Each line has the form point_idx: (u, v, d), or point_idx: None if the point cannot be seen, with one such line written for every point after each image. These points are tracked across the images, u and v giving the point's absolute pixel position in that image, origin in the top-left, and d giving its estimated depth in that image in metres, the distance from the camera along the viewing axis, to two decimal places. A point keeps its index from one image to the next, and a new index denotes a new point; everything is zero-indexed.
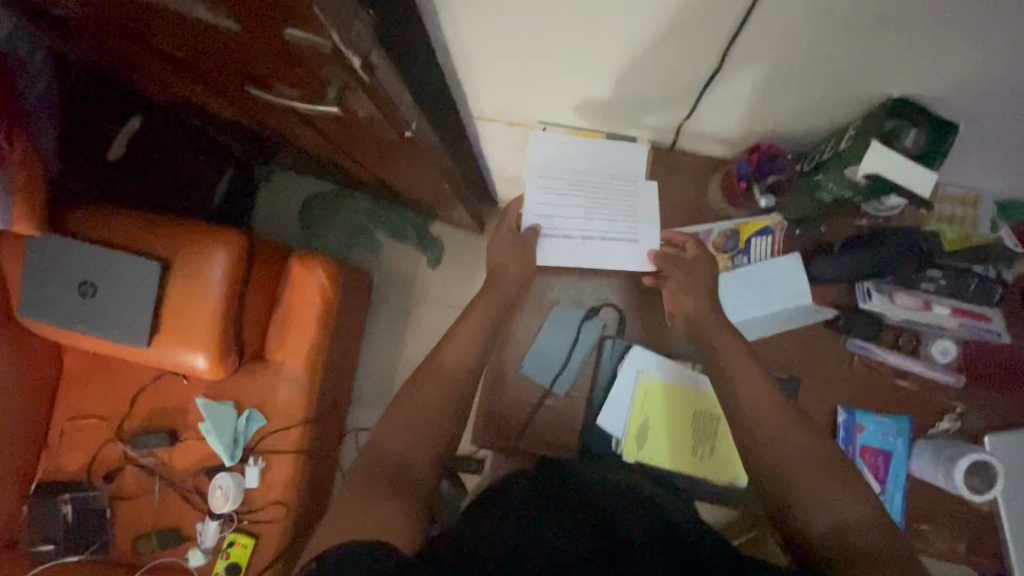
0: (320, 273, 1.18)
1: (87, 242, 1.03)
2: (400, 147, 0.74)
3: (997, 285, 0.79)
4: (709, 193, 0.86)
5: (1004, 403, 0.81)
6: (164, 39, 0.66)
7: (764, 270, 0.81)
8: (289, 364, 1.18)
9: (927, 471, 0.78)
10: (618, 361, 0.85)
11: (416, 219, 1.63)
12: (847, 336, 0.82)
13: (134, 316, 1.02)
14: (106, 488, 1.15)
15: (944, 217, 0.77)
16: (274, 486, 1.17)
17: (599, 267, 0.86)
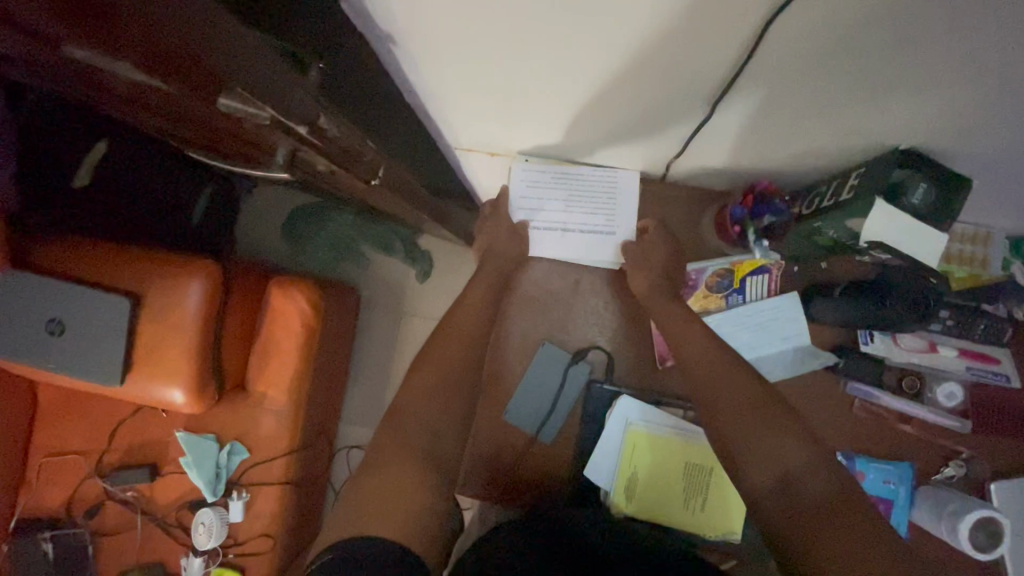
0: (300, 299, 1.14)
1: (53, 277, 0.98)
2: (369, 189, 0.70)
3: (1007, 325, 0.75)
4: (702, 228, 0.80)
5: (1014, 448, 0.76)
6: (108, 85, 0.61)
7: (759, 310, 0.77)
8: (270, 394, 1.14)
9: (931, 521, 0.74)
10: (607, 408, 0.79)
11: (403, 232, 1.55)
12: (848, 380, 0.77)
13: (105, 354, 0.99)
14: (88, 524, 1.12)
15: (955, 255, 0.71)
16: (259, 519, 1.14)
17: (586, 308, 0.81)
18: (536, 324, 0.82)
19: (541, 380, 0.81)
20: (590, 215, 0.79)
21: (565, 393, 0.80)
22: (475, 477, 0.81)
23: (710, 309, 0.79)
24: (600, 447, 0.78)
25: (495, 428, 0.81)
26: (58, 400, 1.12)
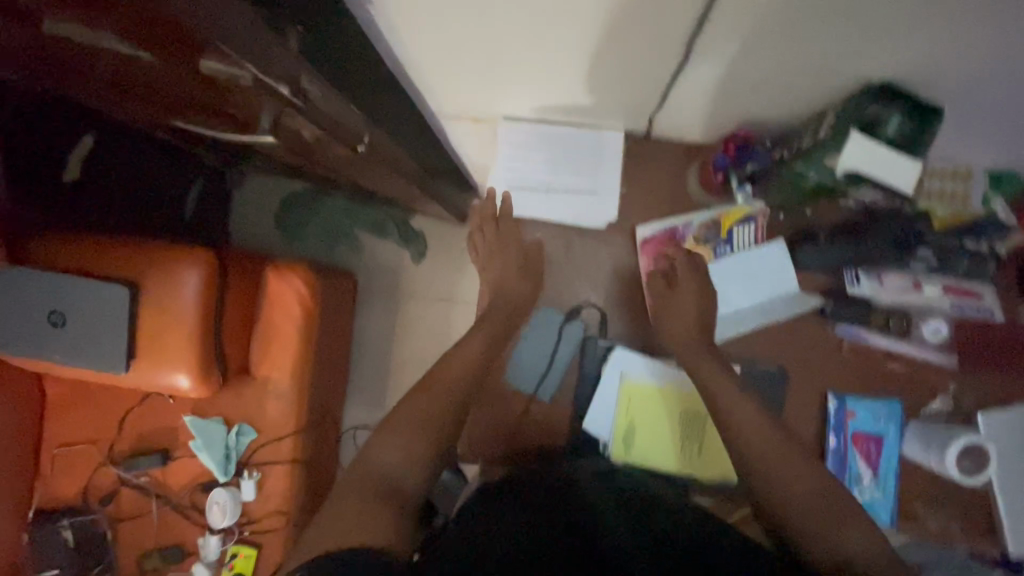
0: (298, 282, 1.16)
1: (51, 270, 0.99)
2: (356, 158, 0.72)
3: (990, 261, 0.76)
4: (687, 184, 0.81)
5: (999, 381, 0.79)
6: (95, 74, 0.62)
7: (747, 260, 0.78)
8: (274, 377, 1.16)
9: (920, 453, 0.77)
10: (603, 361, 0.83)
11: (395, 214, 1.57)
12: (836, 323, 0.80)
13: (108, 343, 1.00)
14: (105, 510, 1.15)
15: (934, 193, 0.73)
16: (271, 497, 1.17)
17: (579, 267, 0.83)
18: (530, 287, 0.83)
19: (540, 339, 0.84)
20: (572, 173, 0.81)
21: (563, 349, 0.84)
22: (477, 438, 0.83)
23: None
24: (594, 403, 0.82)
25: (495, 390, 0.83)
26: (64, 392, 1.14)
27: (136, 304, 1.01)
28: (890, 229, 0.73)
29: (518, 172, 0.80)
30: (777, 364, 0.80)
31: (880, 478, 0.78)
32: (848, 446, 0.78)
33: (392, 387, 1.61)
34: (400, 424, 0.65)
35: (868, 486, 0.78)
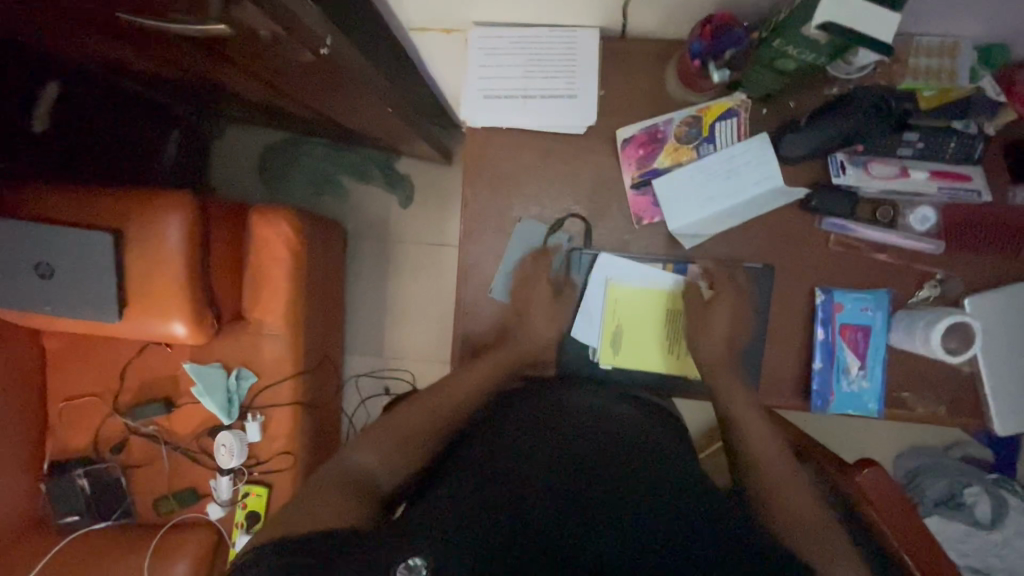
0: (283, 226, 1.15)
1: (32, 221, 0.99)
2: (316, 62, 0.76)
3: (978, 142, 0.75)
4: (666, 82, 0.77)
5: (987, 264, 0.78)
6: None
7: (730, 156, 0.76)
8: (268, 321, 1.17)
9: (907, 340, 0.77)
10: (588, 272, 0.81)
11: (379, 157, 1.56)
12: (822, 217, 0.78)
13: (99, 292, 1.00)
14: (117, 459, 1.18)
15: (921, 71, 0.71)
16: (277, 437, 1.20)
17: (561, 178, 0.80)
18: (510, 200, 0.81)
19: (523, 254, 0.81)
20: (549, 76, 0.76)
21: (547, 262, 0.81)
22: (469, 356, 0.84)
23: (682, 161, 0.77)
24: (583, 306, 0.81)
25: (482, 308, 0.83)
26: (63, 347, 1.15)
27: (122, 252, 1.01)
28: (869, 100, 0.71)
29: (491, 80, 0.77)
30: (764, 263, 0.79)
31: (868, 368, 0.79)
32: (836, 338, 0.78)
33: (389, 335, 1.63)
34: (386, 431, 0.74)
35: (856, 376, 0.79)
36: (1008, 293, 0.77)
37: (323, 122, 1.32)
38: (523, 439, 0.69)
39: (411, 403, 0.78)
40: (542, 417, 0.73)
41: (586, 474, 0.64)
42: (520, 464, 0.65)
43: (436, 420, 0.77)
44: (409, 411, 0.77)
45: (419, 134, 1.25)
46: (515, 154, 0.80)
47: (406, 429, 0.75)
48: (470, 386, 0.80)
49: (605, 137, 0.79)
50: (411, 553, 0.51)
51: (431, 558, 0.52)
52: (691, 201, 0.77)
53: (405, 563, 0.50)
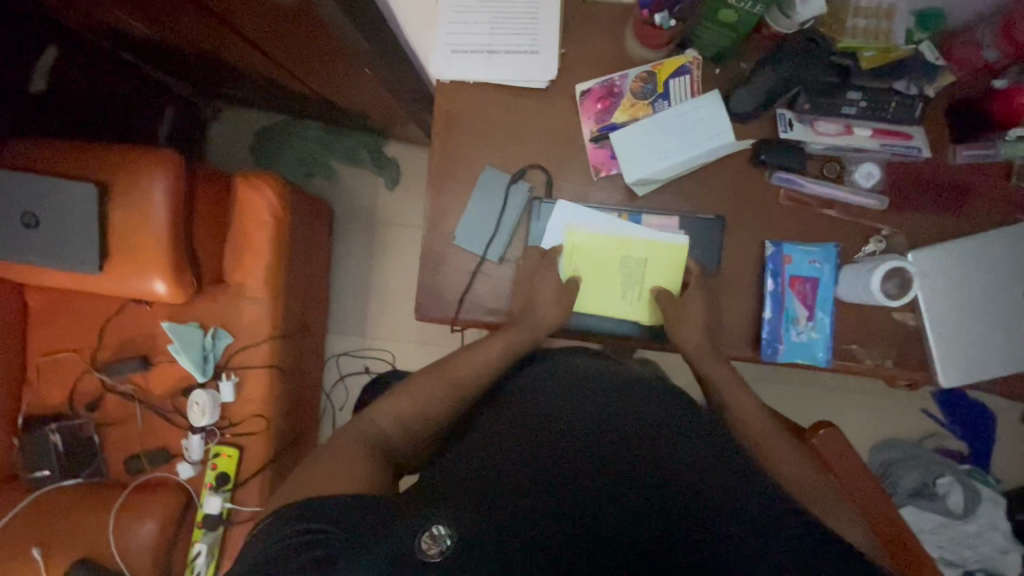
0: (267, 193, 1.17)
1: (22, 171, 1.02)
2: (302, 10, 0.81)
3: (919, 100, 0.78)
4: (625, 42, 0.81)
5: (931, 220, 0.81)
6: None
7: (684, 111, 0.80)
8: (248, 283, 1.19)
9: (853, 292, 0.79)
10: (545, 222, 0.83)
11: (368, 141, 1.57)
12: (772, 172, 0.81)
13: (82, 243, 1.02)
14: (92, 417, 1.19)
15: (859, 31, 0.75)
16: (251, 400, 1.21)
17: (525, 129, 0.83)
18: (475, 149, 0.84)
19: (486, 204, 0.83)
20: (513, 33, 0.81)
21: (509, 211, 0.83)
22: (435, 303, 0.85)
23: (638, 117, 0.81)
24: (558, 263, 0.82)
25: (447, 256, 0.85)
26: (45, 302, 1.18)
27: (107, 205, 1.04)
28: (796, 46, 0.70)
29: (458, 35, 0.81)
30: (715, 215, 0.82)
31: (816, 318, 0.81)
32: (785, 289, 0.81)
33: (371, 313, 1.59)
34: (396, 399, 0.77)
35: (805, 327, 0.81)
36: (951, 248, 0.80)
37: (312, 97, 1.35)
38: (531, 425, 0.70)
39: (424, 377, 0.79)
40: (550, 402, 0.73)
41: (598, 445, 0.64)
42: (531, 447, 0.65)
43: (447, 394, 0.78)
44: (422, 385, 0.78)
45: (406, 112, 1.27)
46: (480, 106, 0.83)
47: (421, 399, 0.77)
48: (479, 361, 0.81)
49: (566, 92, 0.83)
50: (435, 522, 0.50)
51: (453, 529, 0.51)
52: (647, 153, 0.80)
53: (429, 531, 0.50)
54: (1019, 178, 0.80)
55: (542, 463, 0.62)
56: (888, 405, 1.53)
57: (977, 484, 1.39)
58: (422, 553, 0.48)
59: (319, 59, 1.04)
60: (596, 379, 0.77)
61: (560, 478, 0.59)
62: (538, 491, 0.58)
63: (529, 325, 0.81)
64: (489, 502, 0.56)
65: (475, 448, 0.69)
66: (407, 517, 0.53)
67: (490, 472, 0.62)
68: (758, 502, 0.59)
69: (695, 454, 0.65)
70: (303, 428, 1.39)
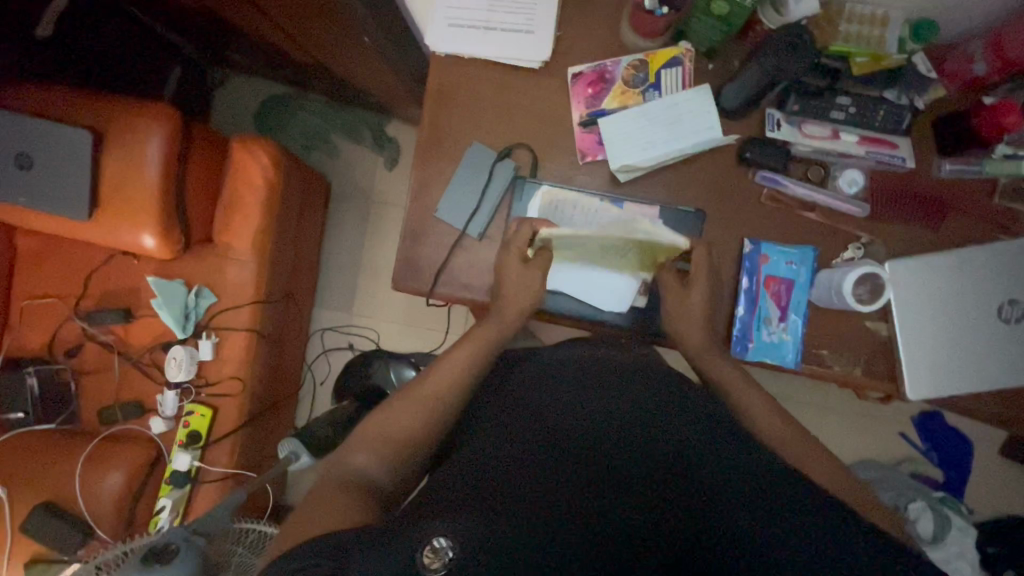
0: (264, 159, 1.17)
1: (20, 113, 1.04)
2: None
3: (907, 111, 0.78)
4: (621, 29, 0.82)
5: (910, 231, 0.82)
6: None
7: (674, 102, 0.80)
8: (236, 246, 1.20)
9: (825, 296, 0.79)
10: (529, 202, 0.83)
11: (371, 120, 1.57)
12: (757, 170, 0.81)
13: (73, 187, 1.03)
14: (69, 363, 1.20)
15: (852, 36, 0.75)
16: (228, 362, 1.21)
17: (515, 108, 0.84)
18: (463, 124, 0.84)
19: (469, 178, 0.83)
20: (510, 12, 0.82)
21: (492, 187, 0.83)
22: (412, 275, 0.85)
23: (628, 105, 0.82)
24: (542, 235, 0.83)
25: (427, 227, 0.85)
26: (36, 246, 1.20)
27: (101, 153, 1.05)
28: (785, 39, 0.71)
29: (456, 11, 0.83)
30: (697, 208, 0.82)
31: (789, 320, 0.81)
32: (759, 288, 0.81)
33: (360, 290, 1.59)
34: (375, 431, 0.74)
35: (777, 328, 0.81)
36: (930, 260, 0.80)
37: (319, 70, 1.35)
38: (526, 423, 0.68)
39: (398, 404, 0.76)
40: (543, 398, 0.71)
41: (593, 444, 0.62)
42: (530, 450, 0.63)
43: (424, 413, 0.75)
44: (394, 413, 0.75)
45: (408, 92, 1.27)
46: (472, 81, 0.84)
47: (402, 426, 0.74)
48: (453, 373, 0.78)
49: (557, 74, 0.83)
50: (436, 534, 0.50)
51: (456, 540, 0.50)
52: (633, 141, 0.81)
53: (430, 545, 0.49)
54: (1002, 197, 0.81)
55: (544, 471, 0.60)
56: (867, 427, 1.53)
57: (948, 512, 1.33)
58: (424, 568, 0.47)
59: (324, 29, 1.04)
60: (588, 368, 0.74)
61: (561, 488, 0.57)
62: (541, 502, 0.56)
63: (497, 318, 0.81)
64: (490, 511, 0.54)
65: (471, 451, 0.68)
66: (407, 530, 0.52)
67: (487, 476, 0.60)
68: (770, 488, 0.57)
69: (698, 446, 0.63)
70: (279, 397, 1.39)
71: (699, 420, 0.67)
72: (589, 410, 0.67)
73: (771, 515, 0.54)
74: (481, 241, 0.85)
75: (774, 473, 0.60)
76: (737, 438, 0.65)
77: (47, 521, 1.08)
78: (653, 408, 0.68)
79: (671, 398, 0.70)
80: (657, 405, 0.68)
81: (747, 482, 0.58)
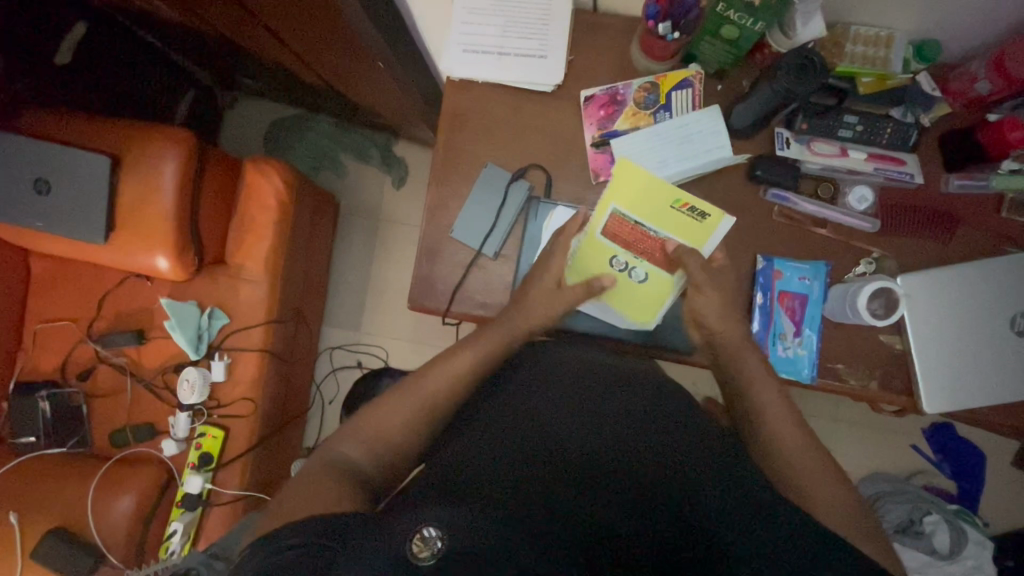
0: (275, 178, 1.18)
1: (39, 139, 1.05)
2: (321, 5, 0.85)
3: (914, 129, 0.80)
4: (632, 53, 0.84)
5: (920, 245, 0.83)
6: None
7: (685, 122, 0.82)
8: (248, 266, 1.21)
9: (839, 311, 0.81)
10: (544, 221, 0.85)
11: (379, 140, 1.59)
12: (767, 188, 0.83)
13: (90, 211, 1.04)
14: (82, 386, 1.21)
15: (858, 57, 0.77)
16: (240, 382, 1.21)
17: (529, 130, 0.86)
18: (478, 146, 0.86)
19: (485, 198, 0.85)
20: (524, 37, 0.84)
21: (507, 206, 0.84)
22: (427, 294, 0.86)
23: (640, 126, 0.83)
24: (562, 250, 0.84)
25: (443, 247, 0.86)
26: (50, 269, 1.22)
27: (117, 176, 1.06)
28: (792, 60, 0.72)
29: (470, 37, 0.84)
30: None
31: (803, 334, 0.81)
32: (774, 303, 0.81)
33: (368, 308, 1.59)
34: (368, 423, 0.72)
35: (792, 343, 0.82)
36: (941, 273, 0.81)
37: (328, 91, 1.37)
38: (517, 427, 0.67)
39: (395, 397, 0.73)
40: (537, 400, 0.70)
41: (587, 453, 0.62)
42: (520, 457, 0.62)
43: (416, 410, 0.72)
44: (387, 406, 0.72)
45: (417, 116, 1.29)
46: (486, 105, 0.86)
47: (396, 418, 0.71)
48: (453, 368, 0.74)
49: (570, 97, 0.86)
50: (426, 523, 0.48)
51: (447, 532, 0.48)
52: (645, 161, 0.82)
53: (419, 533, 0.46)
54: (1009, 211, 0.82)
55: (533, 478, 0.59)
56: (877, 440, 1.52)
57: (964, 525, 1.32)
58: (411, 557, 0.45)
59: (337, 54, 1.06)
60: (584, 369, 0.73)
61: (549, 496, 0.57)
62: (527, 507, 0.55)
63: (503, 323, 0.78)
64: (477, 508, 0.52)
65: (466, 446, 0.66)
66: (393, 522, 0.50)
67: (476, 477, 0.59)
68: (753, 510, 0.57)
69: (692, 459, 0.62)
70: (289, 417, 1.39)
71: (695, 438, 0.66)
72: (587, 415, 0.67)
73: (746, 537, 0.54)
74: (496, 259, 0.86)
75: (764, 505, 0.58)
76: (729, 462, 0.64)
77: (59, 546, 1.07)
78: (647, 420, 0.67)
79: (666, 409, 0.69)
80: (654, 415, 0.67)
81: (734, 510, 0.57)
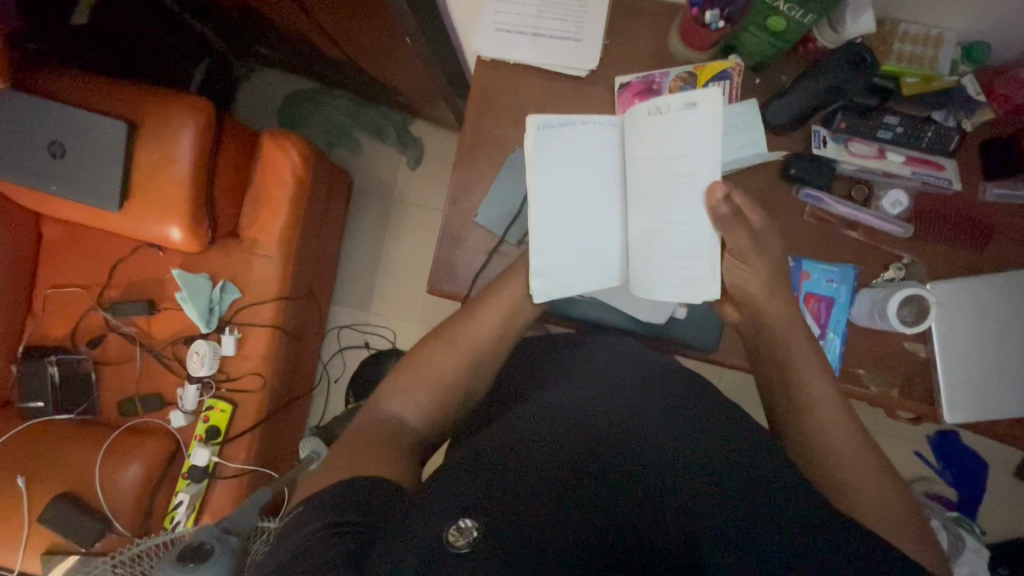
0: (292, 152, 1.16)
1: (57, 100, 1.04)
2: None
3: (955, 133, 0.78)
4: (670, 42, 0.81)
5: (952, 253, 0.81)
6: None
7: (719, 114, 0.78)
8: (262, 241, 1.19)
9: (865, 316, 0.80)
10: None
11: (395, 117, 1.56)
12: (800, 187, 0.81)
13: (104, 177, 1.02)
14: (91, 353, 1.20)
15: (905, 55, 0.75)
16: (250, 357, 1.21)
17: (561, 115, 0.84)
18: (506, 129, 0.84)
19: (510, 183, 0.83)
20: (559, 19, 0.82)
21: None
22: (447, 278, 0.84)
23: None
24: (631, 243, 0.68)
25: (465, 231, 0.84)
26: (62, 234, 1.21)
27: (133, 141, 1.04)
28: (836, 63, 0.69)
29: (504, 16, 0.82)
30: None
31: (828, 337, 0.80)
32: (800, 304, 0.80)
33: (378, 288, 1.58)
34: (401, 389, 0.70)
35: None
36: (972, 282, 0.80)
37: (349, 66, 1.34)
38: (545, 416, 0.64)
39: (436, 341, 0.73)
40: (567, 393, 0.68)
41: (627, 437, 0.61)
42: (550, 444, 0.60)
43: (441, 387, 0.70)
44: (431, 350, 0.72)
45: (440, 97, 1.26)
46: (517, 87, 0.84)
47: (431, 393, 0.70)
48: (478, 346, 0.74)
49: (604, 84, 0.83)
50: (462, 515, 0.49)
51: (482, 522, 0.50)
52: None
53: (456, 524, 0.48)
54: None
55: (562, 467, 0.56)
56: (881, 444, 1.52)
57: (963, 533, 1.31)
58: (449, 545, 0.47)
59: (362, 27, 1.03)
60: (617, 360, 0.72)
61: (576, 492, 0.54)
62: (555, 502, 0.53)
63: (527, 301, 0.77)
64: (509, 489, 0.53)
65: (500, 426, 0.65)
66: (426, 507, 0.51)
67: (505, 460, 0.57)
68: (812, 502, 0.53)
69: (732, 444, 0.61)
70: (297, 393, 1.39)
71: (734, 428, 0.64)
72: (623, 401, 0.65)
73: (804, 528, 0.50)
74: (519, 246, 0.84)
75: (818, 503, 0.53)
76: (777, 457, 0.60)
77: (67, 510, 1.07)
78: (688, 407, 0.65)
79: (700, 400, 0.67)
80: (688, 403, 0.66)
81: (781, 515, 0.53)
